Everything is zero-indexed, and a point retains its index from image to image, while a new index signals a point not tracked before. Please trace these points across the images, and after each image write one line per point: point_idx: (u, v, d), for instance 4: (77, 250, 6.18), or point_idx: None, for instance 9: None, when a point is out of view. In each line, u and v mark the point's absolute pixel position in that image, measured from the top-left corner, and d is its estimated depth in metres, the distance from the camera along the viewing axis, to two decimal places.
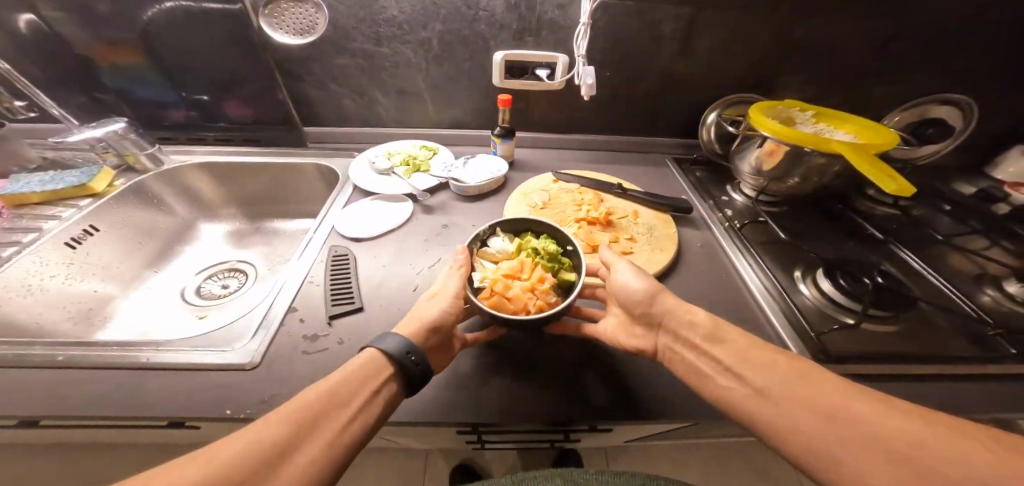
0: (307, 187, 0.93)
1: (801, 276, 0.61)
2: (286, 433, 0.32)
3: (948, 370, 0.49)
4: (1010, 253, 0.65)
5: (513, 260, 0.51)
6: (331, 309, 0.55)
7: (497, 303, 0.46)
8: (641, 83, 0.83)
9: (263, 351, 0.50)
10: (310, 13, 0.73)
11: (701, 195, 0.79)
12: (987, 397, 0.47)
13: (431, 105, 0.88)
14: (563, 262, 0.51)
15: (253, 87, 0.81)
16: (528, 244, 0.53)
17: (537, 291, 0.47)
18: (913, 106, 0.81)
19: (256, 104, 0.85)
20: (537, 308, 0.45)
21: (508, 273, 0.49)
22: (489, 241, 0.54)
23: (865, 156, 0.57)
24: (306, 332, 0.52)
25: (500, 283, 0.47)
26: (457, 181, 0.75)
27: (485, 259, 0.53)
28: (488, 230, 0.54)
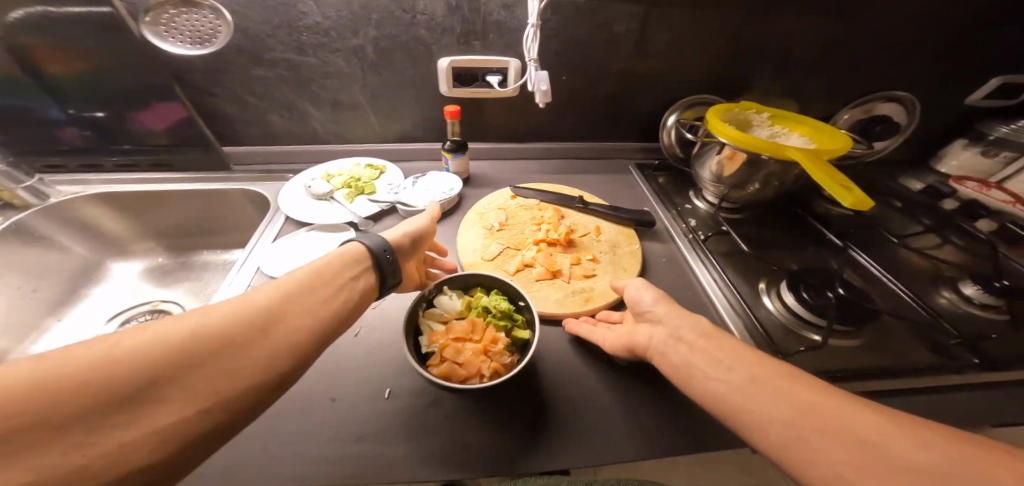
0: (237, 214, 0.82)
1: (766, 289, 0.60)
2: (220, 331, 0.29)
3: (916, 385, 0.48)
4: (959, 250, 0.68)
5: (463, 320, 0.48)
6: None
7: (447, 372, 0.43)
8: (597, 87, 0.79)
9: None
10: (207, 20, 0.62)
11: (665, 203, 0.76)
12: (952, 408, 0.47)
13: (373, 118, 0.80)
14: (516, 319, 0.49)
15: (154, 103, 0.69)
16: (479, 300, 0.51)
17: (489, 353, 0.45)
18: (862, 104, 0.82)
19: (161, 121, 0.73)
20: (491, 373, 0.43)
21: (458, 336, 0.46)
22: (437, 300, 0.51)
23: (820, 162, 0.55)
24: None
25: (450, 348, 0.45)
26: (405, 204, 0.68)
27: (433, 319, 0.49)
28: (435, 289, 0.51)
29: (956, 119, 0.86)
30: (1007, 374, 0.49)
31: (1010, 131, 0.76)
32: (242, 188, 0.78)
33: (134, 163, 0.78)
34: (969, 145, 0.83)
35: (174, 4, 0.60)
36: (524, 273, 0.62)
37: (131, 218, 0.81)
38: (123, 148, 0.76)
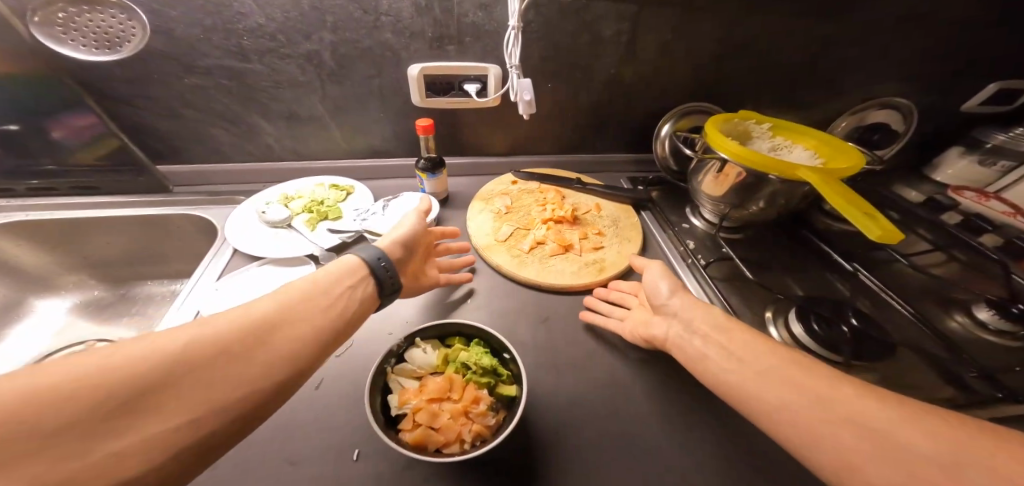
0: (184, 242, 0.72)
1: (773, 318, 0.55)
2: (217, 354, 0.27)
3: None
4: (963, 268, 0.65)
5: (440, 375, 0.40)
6: None
7: (421, 440, 0.35)
8: (586, 96, 0.73)
9: None
10: (117, 19, 0.52)
11: (660, 224, 0.71)
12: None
13: (338, 133, 0.71)
14: (500, 374, 0.40)
15: (70, 118, 0.60)
16: (458, 352, 0.41)
17: (470, 416, 0.37)
18: (857, 111, 0.79)
19: (80, 136, 0.62)
20: (474, 437, 0.35)
21: (433, 395, 0.38)
22: (408, 355, 0.41)
23: (832, 183, 0.50)
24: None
25: (423, 413, 0.36)
26: (375, 233, 0.60)
27: (404, 375, 0.40)
28: (404, 339, 0.42)
29: (952, 126, 0.84)
30: None
31: (1008, 138, 0.74)
32: (184, 214, 0.68)
33: (51, 187, 0.67)
34: (966, 152, 0.81)
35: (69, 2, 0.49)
36: (536, 251, 0.62)
37: (55, 248, 0.70)
38: (40, 168, 0.65)
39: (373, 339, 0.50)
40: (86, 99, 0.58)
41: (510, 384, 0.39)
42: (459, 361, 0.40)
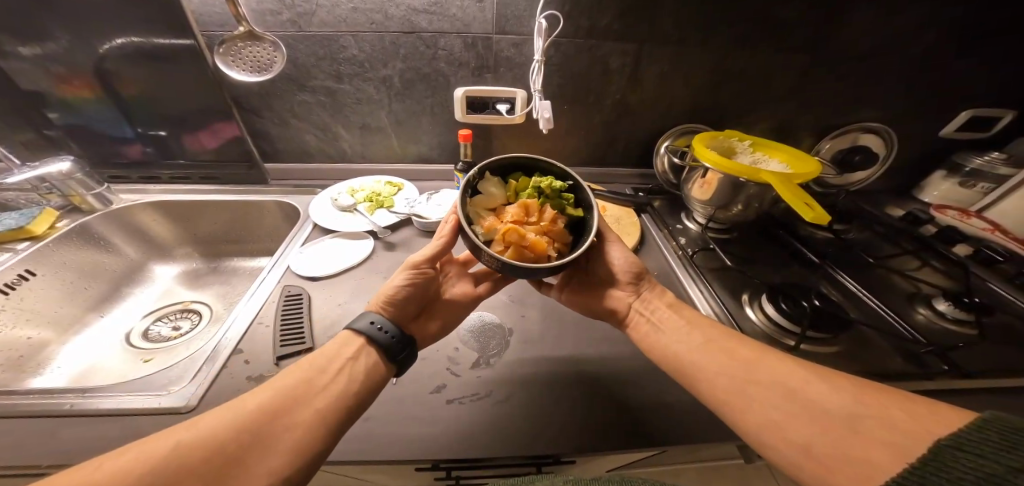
0: (268, 224, 0.90)
1: (749, 300, 0.64)
2: (269, 399, 0.36)
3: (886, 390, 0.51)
4: (939, 273, 0.71)
5: (515, 206, 0.48)
6: (279, 349, 0.53)
7: (516, 254, 0.45)
8: (597, 115, 0.87)
9: (201, 393, 0.47)
10: (267, 52, 0.73)
11: (657, 224, 0.80)
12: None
13: (395, 140, 0.90)
14: (567, 199, 0.50)
15: (211, 124, 0.82)
16: (526, 189, 0.50)
17: (550, 235, 0.47)
18: (841, 135, 0.89)
19: (215, 139, 0.85)
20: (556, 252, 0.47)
21: (515, 220, 0.47)
22: (481, 189, 0.50)
23: (790, 185, 0.61)
24: (251, 373, 0.50)
25: (514, 233, 0.45)
26: (420, 216, 0.74)
27: (483, 208, 0.49)
28: (478, 176, 0.50)
29: (937, 149, 0.91)
30: (976, 380, 0.52)
31: (984, 162, 0.81)
32: (274, 200, 0.87)
33: (189, 176, 0.89)
34: (948, 175, 0.88)
35: (241, 38, 0.71)
36: None
37: (176, 224, 0.90)
38: (179, 161, 0.88)
39: None
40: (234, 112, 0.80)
41: (576, 208, 0.50)
42: (530, 191, 0.49)
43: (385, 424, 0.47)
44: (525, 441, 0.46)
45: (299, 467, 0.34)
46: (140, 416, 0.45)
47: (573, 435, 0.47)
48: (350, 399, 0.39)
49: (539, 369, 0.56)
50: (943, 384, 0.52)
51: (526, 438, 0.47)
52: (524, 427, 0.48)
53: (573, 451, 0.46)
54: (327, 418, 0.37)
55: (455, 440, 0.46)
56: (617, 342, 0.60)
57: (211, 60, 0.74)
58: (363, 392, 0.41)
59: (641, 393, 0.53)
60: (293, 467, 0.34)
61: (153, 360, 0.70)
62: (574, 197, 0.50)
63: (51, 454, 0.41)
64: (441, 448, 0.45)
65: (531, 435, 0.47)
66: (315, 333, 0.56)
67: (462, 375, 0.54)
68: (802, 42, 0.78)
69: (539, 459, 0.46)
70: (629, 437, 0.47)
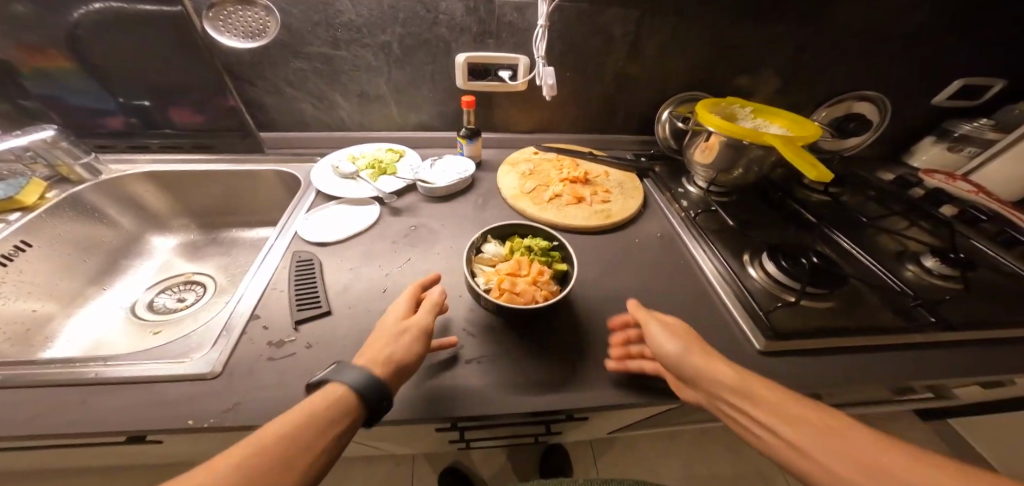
0: (266, 194, 0.89)
1: (749, 260, 0.65)
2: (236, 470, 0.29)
3: (877, 343, 0.54)
4: (927, 232, 0.74)
5: (509, 261, 0.53)
6: (297, 314, 0.53)
7: (508, 300, 0.49)
8: (599, 84, 0.87)
9: (225, 360, 0.47)
10: (259, 18, 0.72)
11: (659, 188, 0.81)
12: (911, 363, 0.53)
13: (395, 109, 0.88)
14: (553, 256, 0.55)
15: (200, 95, 0.80)
16: (520, 244, 0.55)
17: (539, 283, 0.51)
18: (839, 102, 0.91)
19: (207, 111, 0.82)
20: (544, 296, 0.50)
21: (508, 271, 0.52)
22: (483, 248, 0.56)
23: (792, 147, 0.63)
24: (271, 339, 0.50)
25: (505, 281, 0.50)
26: (425, 182, 0.73)
27: (483, 263, 0.55)
28: (480, 238, 0.56)
29: (928, 118, 0.94)
30: (961, 331, 0.55)
31: (973, 128, 0.84)
32: (272, 168, 0.85)
33: (180, 145, 0.86)
34: (937, 141, 0.91)
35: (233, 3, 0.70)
36: (554, 201, 0.73)
37: (171, 195, 0.87)
38: (167, 131, 0.85)
39: (426, 258, 0.63)
40: (227, 80, 0.77)
41: (562, 262, 0.54)
42: (524, 247, 0.55)
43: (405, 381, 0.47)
44: (542, 394, 0.47)
45: None
46: (165, 384, 0.45)
47: (591, 390, 0.48)
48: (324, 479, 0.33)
49: (551, 322, 0.56)
50: (933, 336, 0.55)
51: (544, 391, 0.48)
52: (540, 379, 0.49)
53: (590, 404, 0.46)
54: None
55: (472, 396, 0.47)
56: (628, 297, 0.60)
57: (200, 26, 0.71)
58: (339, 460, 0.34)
59: None
60: None
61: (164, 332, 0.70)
62: (561, 254, 0.55)
63: (76, 422, 0.41)
64: (460, 404, 0.45)
65: (544, 389, 0.48)
66: (330, 298, 0.56)
67: (478, 335, 0.54)
68: (804, 9, 0.78)
69: (546, 415, 0.47)
70: (646, 389, 0.48)
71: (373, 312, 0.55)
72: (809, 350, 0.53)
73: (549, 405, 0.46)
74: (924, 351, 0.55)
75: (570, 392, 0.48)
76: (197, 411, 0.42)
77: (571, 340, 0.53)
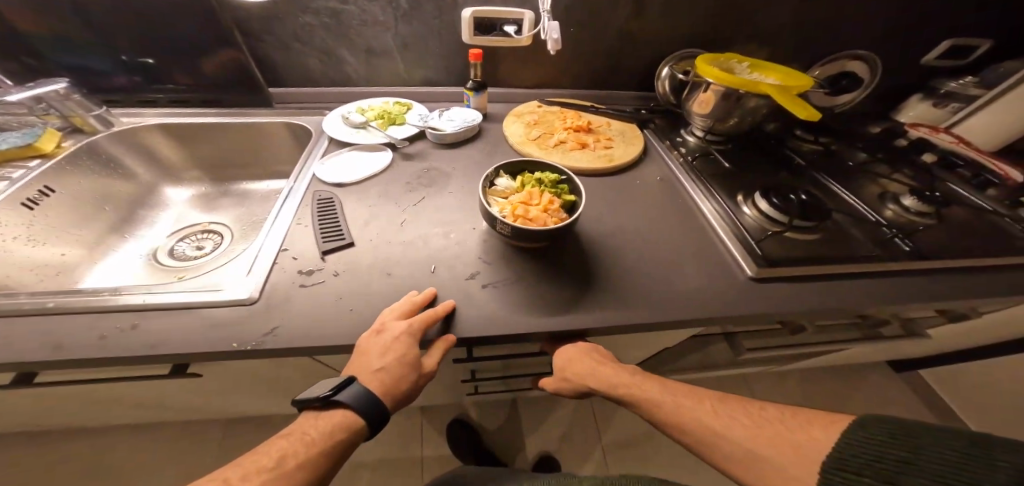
0: (276, 147, 0.90)
1: (744, 199, 0.70)
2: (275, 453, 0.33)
3: (862, 271, 0.59)
4: (911, 176, 0.78)
5: (521, 192, 0.56)
6: (323, 245, 0.56)
7: (524, 224, 0.52)
8: (603, 41, 0.88)
9: (262, 288, 0.50)
10: None
11: (659, 137, 0.85)
12: (891, 288, 0.57)
13: (401, 64, 0.90)
14: (562, 188, 0.58)
15: (207, 51, 0.80)
16: (530, 178, 0.58)
17: (550, 211, 0.54)
18: (831, 62, 0.94)
19: (216, 66, 0.83)
20: (555, 221, 0.53)
21: (521, 201, 0.55)
22: (495, 182, 0.59)
23: (786, 95, 0.66)
24: (302, 267, 0.54)
25: (519, 208, 0.53)
26: (434, 128, 0.76)
27: (496, 196, 0.57)
28: (493, 172, 0.59)
29: (917, 77, 0.97)
30: (935, 260, 0.60)
31: (959, 85, 0.90)
32: (281, 121, 0.87)
33: (188, 99, 0.87)
34: (924, 98, 0.95)
35: None
36: (559, 146, 0.76)
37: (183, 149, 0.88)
38: (172, 87, 0.85)
39: (438, 196, 0.66)
40: (236, 35, 0.77)
41: (570, 194, 0.57)
42: (534, 182, 0.57)
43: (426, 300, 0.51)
44: (553, 314, 0.51)
45: None
46: (209, 308, 0.48)
47: (599, 310, 0.52)
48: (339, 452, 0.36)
49: (559, 250, 0.60)
50: (908, 264, 0.59)
51: (555, 308, 0.52)
52: (551, 296, 0.53)
53: (598, 320, 0.51)
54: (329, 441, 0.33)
55: (487, 315, 0.50)
56: (633, 230, 0.64)
57: None
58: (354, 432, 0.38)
59: (658, 268, 0.58)
60: None
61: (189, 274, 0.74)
62: (569, 187, 0.58)
63: (128, 341, 0.44)
64: (480, 321, 0.50)
65: (553, 308, 0.52)
66: (351, 232, 0.59)
67: (492, 262, 0.57)
68: None
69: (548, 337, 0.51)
70: (648, 305, 0.53)
71: (392, 242, 0.58)
72: (798, 276, 0.57)
73: (557, 325, 0.50)
74: (902, 277, 0.59)
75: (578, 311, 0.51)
76: (239, 336, 0.45)
77: (578, 265, 0.57)
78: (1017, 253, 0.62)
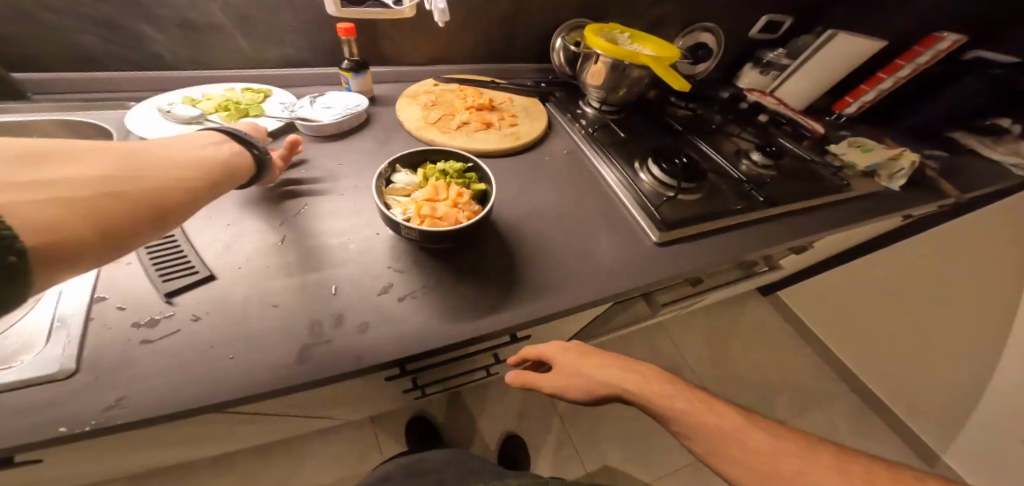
0: (59, 156, 0.58)
1: (639, 166, 0.73)
2: None
3: (737, 221, 0.66)
4: (753, 134, 0.94)
5: (424, 188, 0.48)
6: (164, 285, 0.40)
7: (433, 225, 0.44)
8: (492, 10, 0.82)
9: (82, 353, 0.34)
10: None
11: (561, 110, 0.84)
12: (755, 234, 0.66)
13: (245, 43, 0.67)
14: (470, 177, 0.51)
15: None
16: (433, 170, 0.50)
17: (460, 205, 0.47)
18: (688, 35, 1.04)
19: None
20: (469, 217, 0.46)
21: (426, 198, 0.47)
22: (393, 179, 0.49)
23: (662, 66, 0.71)
24: (135, 318, 0.37)
25: (424, 207, 0.45)
26: (307, 119, 0.62)
27: (396, 195, 0.48)
28: (388, 168, 0.49)
29: (751, 48, 1.16)
30: (780, 204, 0.71)
31: (776, 55, 1.09)
32: (51, 117, 0.55)
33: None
34: (753, 66, 1.12)
35: None
36: (462, 128, 0.69)
37: None
38: None
39: (326, 200, 0.54)
40: None
41: (479, 182, 0.51)
42: (438, 173, 0.49)
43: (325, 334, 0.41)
44: (481, 316, 0.46)
45: None
46: None
47: (529, 302, 0.49)
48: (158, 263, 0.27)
49: (480, 243, 0.55)
50: (763, 211, 0.69)
51: (481, 310, 0.47)
52: (474, 299, 0.48)
53: (528, 315, 0.47)
54: None
55: (397, 338, 0.42)
56: (551, 210, 0.62)
57: None
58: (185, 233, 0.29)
59: (581, 245, 0.57)
60: None
61: None
62: (477, 174, 0.51)
63: None
64: (394, 346, 0.41)
65: (475, 312, 0.47)
66: (206, 259, 0.44)
67: (405, 270, 0.49)
68: None
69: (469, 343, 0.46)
70: (577, 287, 0.52)
71: (271, 265, 0.45)
72: (691, 234, 0.62)
73: (476, 331, 0.45)
74: (762, 223, 0.68)
75: (507, 310, 0.47)
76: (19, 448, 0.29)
77: (501, 254, 0.54)
78: (830, 192, 0.78)
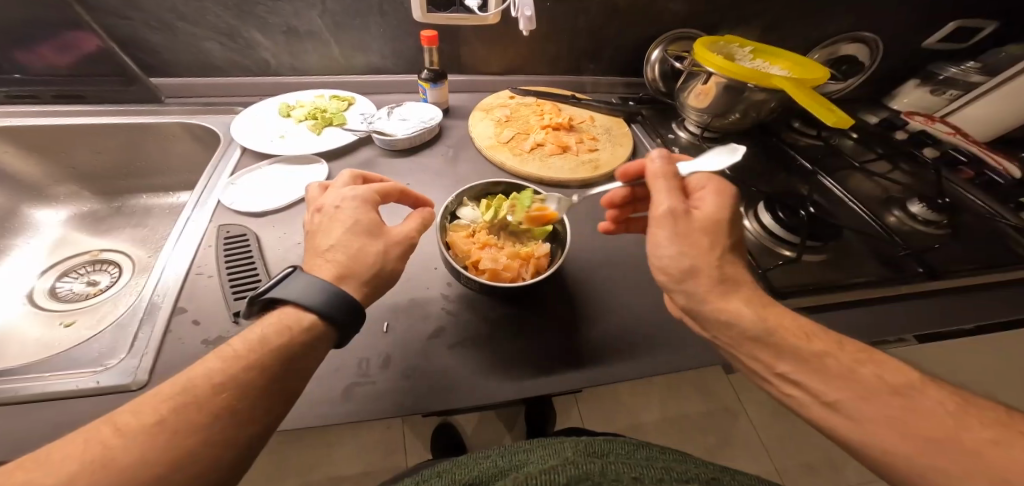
0: (178, 154, 0.68)
1: (745, 212, 0.60)
2: (262, 383, 0.26)
3: (873, 295, 0.51)
4: (908, 174, 0.73)
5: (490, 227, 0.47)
6: (234, 304, 0.41)
7: (492, 277, 0.43)
8: (583, 16, 0.73)
9: (152, 365, 0.36)
10: None
11: (650, 132, 0.74)
12: (903, 315, 0.50)
13: (336, 49, 0.69)
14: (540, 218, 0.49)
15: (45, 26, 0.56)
16: (500, 202, 0.48)
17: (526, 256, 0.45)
18: (829, 45, 0.86)
19: (69, 54, 0.60)
20: (533, 272, 0.44)
21: (488, 243, 0.46)
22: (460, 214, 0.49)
23: (804, 90, 0.56)
24: (206, 336, 0.39)
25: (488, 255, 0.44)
26: (383, 133, 0.62)
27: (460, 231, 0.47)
28: (455, 202, 0.49)
29: (915, 60, 0.90)
30: (946, 280, 0.52)
31: (958, 71, 0.80)
32: (177, 120, 0.64)
33: (32, 94, 0.62)
34: (921, 83, 0.86)
35: None
36: (535, 151, 0.64)
37: (44, 155, 0.64)
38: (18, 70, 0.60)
39: None
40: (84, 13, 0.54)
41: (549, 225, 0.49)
42: (506, 211, 0.48)
43: (369, 380, 0.39)
44: (533, 380, 0.41)
45: (245, 393, 0.25)
46: (69, 401, 0.33)
47: (588, 370, 0.42)
48: (280, 356, 0.27)
49: (539, 290, 0.49)
50: (918, 286, 0.52)
51: (535, 370, 0.42)
52: (529, 355, 0.43)
53: (573, 388, 0.41)
54: (268, 383, 0.27)
55: (442, 390, 0.39)
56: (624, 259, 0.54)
57: None
58: (301, 335, 0.29)
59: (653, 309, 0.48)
60: (245, 382, 0.26)
61: (79, 323, 0.54)
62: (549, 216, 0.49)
63: None
64: (418, 402, 0.38)
65: (530, 369, 0.42)
66: (276, 280, 0.45)
67: (460, 313, 0.46)
68: None
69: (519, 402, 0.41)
70: (640, 364, 0.43)
71: None
72: (805, 309, 0.49)
73: (528, 393, 0.40)
74: (914, 301, 0.51)
75: (565, 374, 0.41)
76: None
77: (562, 305, 0.48)
78: None
